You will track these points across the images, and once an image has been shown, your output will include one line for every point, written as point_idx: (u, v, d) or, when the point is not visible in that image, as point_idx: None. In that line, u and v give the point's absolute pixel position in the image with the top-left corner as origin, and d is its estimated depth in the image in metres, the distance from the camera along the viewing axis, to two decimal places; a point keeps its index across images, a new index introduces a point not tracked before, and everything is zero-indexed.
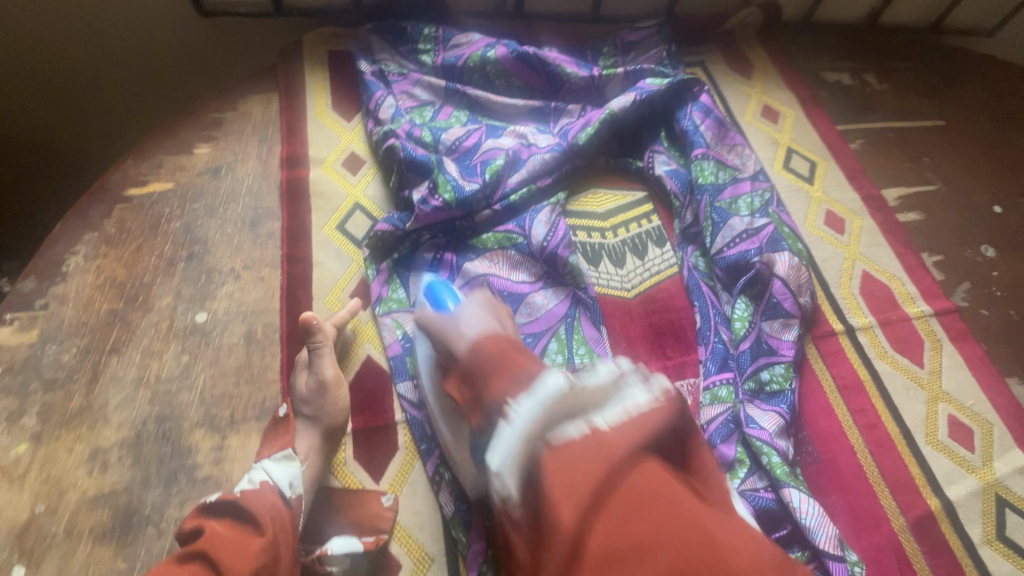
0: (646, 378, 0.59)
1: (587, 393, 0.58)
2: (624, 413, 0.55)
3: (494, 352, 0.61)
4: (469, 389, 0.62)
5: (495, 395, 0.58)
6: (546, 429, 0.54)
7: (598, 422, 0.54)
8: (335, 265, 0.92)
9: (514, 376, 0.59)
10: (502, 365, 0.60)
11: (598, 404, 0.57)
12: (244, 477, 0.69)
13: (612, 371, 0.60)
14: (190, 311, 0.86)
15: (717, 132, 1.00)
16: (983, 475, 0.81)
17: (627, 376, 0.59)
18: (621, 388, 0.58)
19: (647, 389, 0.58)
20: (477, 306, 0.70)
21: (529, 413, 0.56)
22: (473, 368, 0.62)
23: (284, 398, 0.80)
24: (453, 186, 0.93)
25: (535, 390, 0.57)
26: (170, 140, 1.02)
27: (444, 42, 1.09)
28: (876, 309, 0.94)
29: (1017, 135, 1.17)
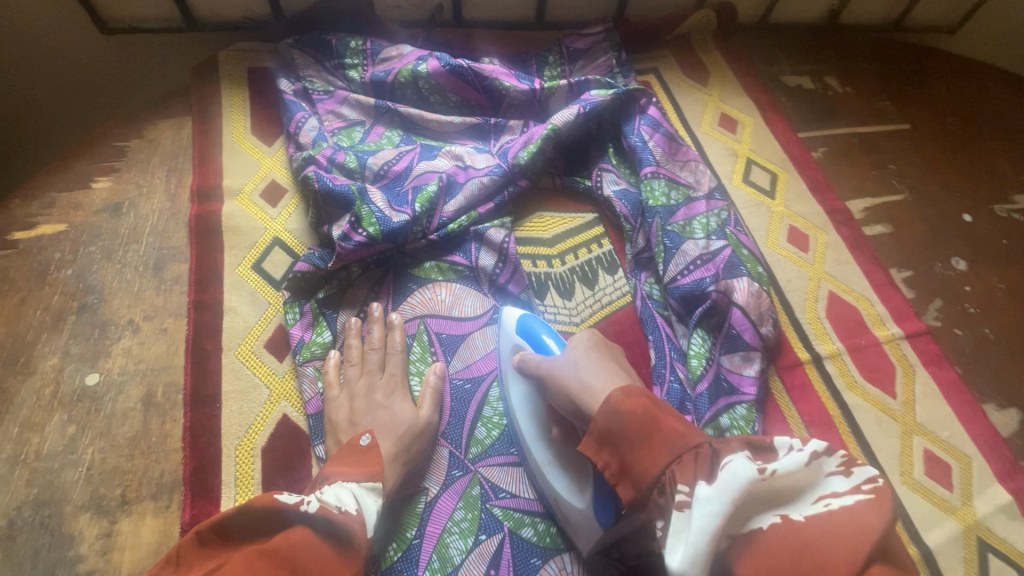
0: (844, 459, 0.44)
1: (780, 478, 0.44)
2: (824, 508, 0.43)
3: (638, 415, 0.50)
4: (614, 455, 0.51)
5: (647, 473, 0.48)
6: (732, 525, 0.43)
7: (795, 519, 0.43)
8: (249, 310, 0.82)
9: (668, 447, 0.48)
10: (652, 435, 0.49)
11: (790, 494, 0.44)
12: (337, 492, 0.60)
13: (799, 449, 0.45)
14: (79, 373, 0.76)
15: (667, 148, 0.92)
16: (963, 516, 0.74)
17: (823, 458, 0.44)
18: (814, 475, 0.44)
19: (849, 477, 0.44)
20: (586, 358, 0.63)
21: (718, 512, 0.42)
22: (620, 438, 0.51)
23: (184, 470, 0.70)
24: (378, 218, 0.83)
25: (721, 479, 0.44)
26: (65, 174, 0.91)
27: (372, 55, 1.00)
28: (843, 334, 0.87)
29: (985, 137, 1.11)
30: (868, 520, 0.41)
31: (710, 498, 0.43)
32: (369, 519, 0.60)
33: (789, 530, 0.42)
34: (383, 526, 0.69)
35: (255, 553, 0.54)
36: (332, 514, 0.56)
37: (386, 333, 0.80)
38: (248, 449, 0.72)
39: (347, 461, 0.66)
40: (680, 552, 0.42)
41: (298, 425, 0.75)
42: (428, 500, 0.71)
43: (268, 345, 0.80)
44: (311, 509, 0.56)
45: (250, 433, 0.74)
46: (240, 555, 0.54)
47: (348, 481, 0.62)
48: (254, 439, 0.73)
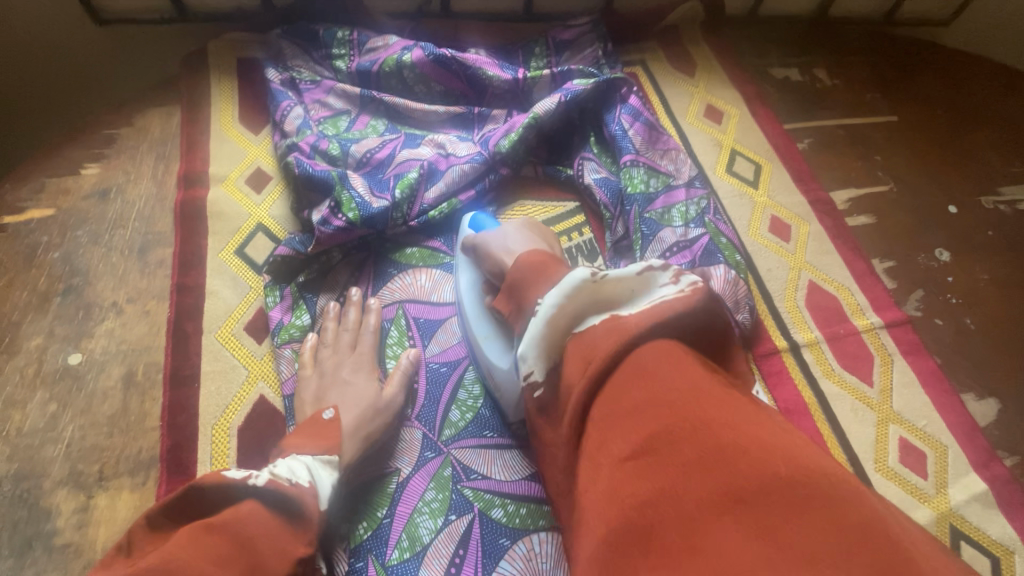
0: (675, 274, 0.53)
1: (611, 284, 0.52)
2: (649, 304, 0.50)
3: (536, 262, 0.59)
4: (514, 302, 0.59)
5: (530, 299, 0.56)
6: (574, 321, 0.53)
7: (620, 313, 0.51)
8: (230, 293, 0.83)
9: (549, 277, 0.56)
10: (542, 275, 0.57)
11: (626, 298, 0.52)
12: (289, 464, 0.60)
13: (639, 263, 0.53)
14: (63, 353, 0.77)
15: (648, 137, 0.92)
16: (937, 504, 0.74)
17: (656, 270, 0.53)
18: (647, 284, 0.53)
19: (677, 285, 0.51)
20: (518, 232, 0.75)
21: (557, 306, 0.53)
22: (517, 282, 0.59)
23: (162, 448, 0.72)
24: (358, 203, 0.83)
25: (562, 282, 0.53)
26: (54, 160, 0.93)
27: (359, 46, 1.01)
28: (822, 323, 0.87)
29: (974, 129, 1.11)
30: (677, 304, 0.49)
31: (550, 298, 0.53)
32: (322, 493, 0.61)
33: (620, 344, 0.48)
34: (341, 511, 0.69)
35: (202, 528, 0.52)
36: (283, 488, 0.57)
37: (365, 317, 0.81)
38: (224, 428, 0.74)
39: (304, 436, 0.65)
40: (527, 339, 0.53)
41: (274, 406, 0.76)
42: (400, 480, 0.72)
43: (248, 328, 0.81)
44: (257, 484, 0.56)
45: (227, 413, 0.75)
46: (184, 532, 0.52)
47: (303, 453, 0.63)
48: (230, 419, 0.74)
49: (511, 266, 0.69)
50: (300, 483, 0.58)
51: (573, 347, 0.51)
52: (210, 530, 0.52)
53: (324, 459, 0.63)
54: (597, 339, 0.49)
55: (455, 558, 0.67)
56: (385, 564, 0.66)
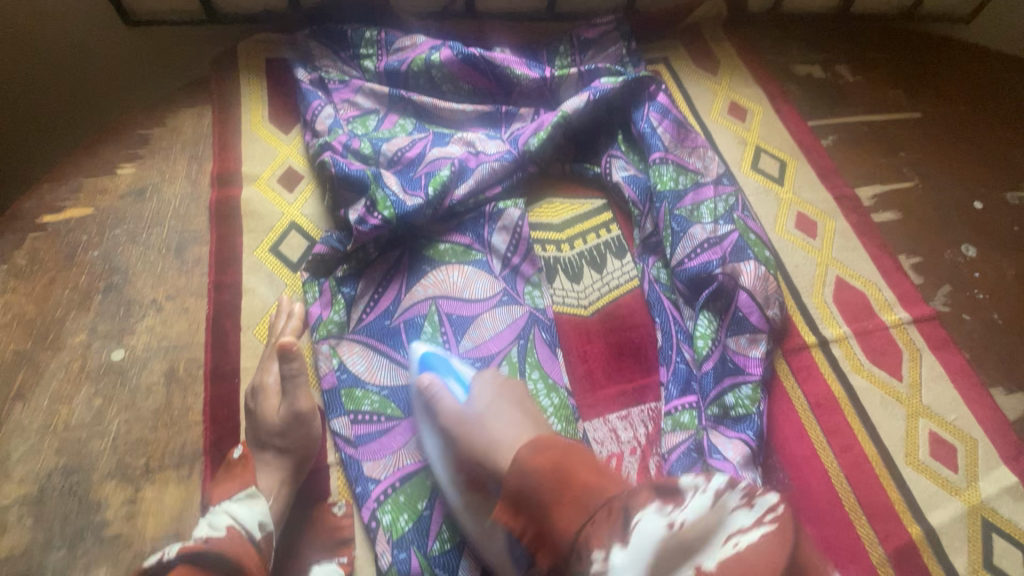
0: (746, 494, 0.53)
1: (688, 529, 0.52)
2: (732, 551, 0.50)
3: (548, 470, 0.56)
4: (529, 518, 0.56)
5: (563, 531, 0.54)
6: (653, 572, 0.50)
7: (705, 566, 0.50)
8: (267, 291, 0.85)
9: (580, 504, 0.55)
10: (562, 487, 0.55)
11: (702, 542, 0.51)
12: (210, 518, 0.63)
13: (706, 492, 0.54)
14: (106, 349, 0.79)
15: (676, 134, 0.92)
16: (968, 496, 0.75)
17: (726, 494, 0.53)
18: (721, 514, 0.53)
19: (751, 511, 0.52)
20: (497, 402, 0.68)
21: (631, 575, 0.50)
22: (534, 502, 0.56)
23: (205, 441, 0.73)
24: (393, 201, 0.85)
25: (633, 541, 0.51)
26: (91, 160, 0.94)
27: (387, 45, 1.02)
28: (851, 318, 0.87)
29: (998, 127, 1.11)
30: (754, 558, 0.49)
31: (625, 560, 0.50)
32: (247, 526, 0.63)
33: None
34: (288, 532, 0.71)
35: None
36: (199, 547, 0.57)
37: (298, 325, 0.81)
38: None
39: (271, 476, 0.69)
40: None
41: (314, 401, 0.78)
42: None
43: None
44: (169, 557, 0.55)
45: None
46: None
47: (221, 501, 0.66)
48: None
49: (502, 461, 0.62)
50: (213, 535, 0.61)
51: None
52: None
53: (241, 494, 0.66)
54: None
55: None
56: (428, 555, 0.68)
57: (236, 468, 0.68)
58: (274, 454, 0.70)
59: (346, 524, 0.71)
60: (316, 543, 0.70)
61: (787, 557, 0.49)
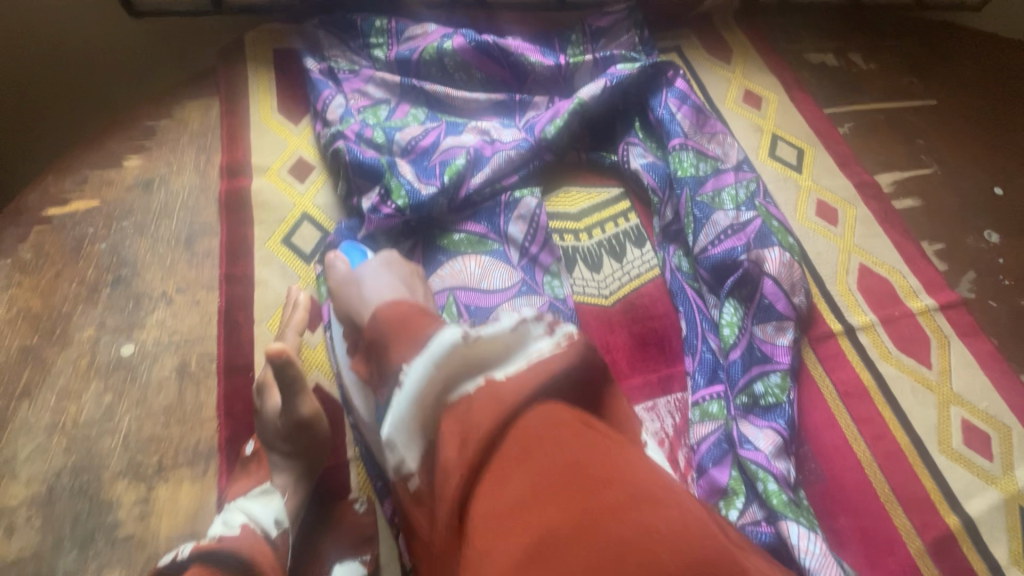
0: (549, 324, 0.53)
1: (483, 343, 0.50)
2: (524, 364, 0.48)
3: (394, 320, 0.54)
4: (376, 363, 0.55)
5: (392, 361, 0.51)
6: (443, 391, 0.48)
7: (496, 376, 0.47)
8: (280, 283, 0.82)
9: (413, 337, 0.51)
10: (403, 329, 0.52)
11: (498, 357, 0.49)
12: (223, 519, 0.60)
13: (513, 317, 0.52)
14: (115, 343, 0.76)
15: (695, 120, 0.91)
16: (1004, 485, 0.73)
17: (529, 322, 0.52)
18: (521, 338, 0.51)
19: (552, 337, 0.51)
20: (381, 270, 0.65)
21: (422, 374, 0.49)
22: (376, 342, 0.55)
23: (220, 437, 0.71)
24: (408, 190, 0.83)
25: (430, 348, 0.50)
26: (96, 153, 0.92)
27: (398, 34, 1.01)
28: (876, 306, 0.86)
29: (1015, 114, 1.09)
30: (551, 365, 0.48)
31: (415, 367, 0.49)
32: (264, 523, 0.61)
33: (486, 388, 0.47)
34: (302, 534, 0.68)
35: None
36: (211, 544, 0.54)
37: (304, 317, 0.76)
38: None
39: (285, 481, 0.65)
40: (390, 421, 0.49)
41: (332, 396, 0.75)
42: None
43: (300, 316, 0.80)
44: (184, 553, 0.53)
45: None
46: None
47: (235, 500, 0.63)
48: None
49: (365, 317, 0.60)
50: (229, 533, 0.57)
51: (452, 427, 0.46)
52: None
53: (257, 491, 0.64)
54: (481, 415, 0.45)
55: None
56: None
57: (251, 466, 0.67)
58: (282, 458, 0.66)
59: (366, 522, 0.69)
60: (336, 542, 0.68)
61: (579, 371, 0.49)
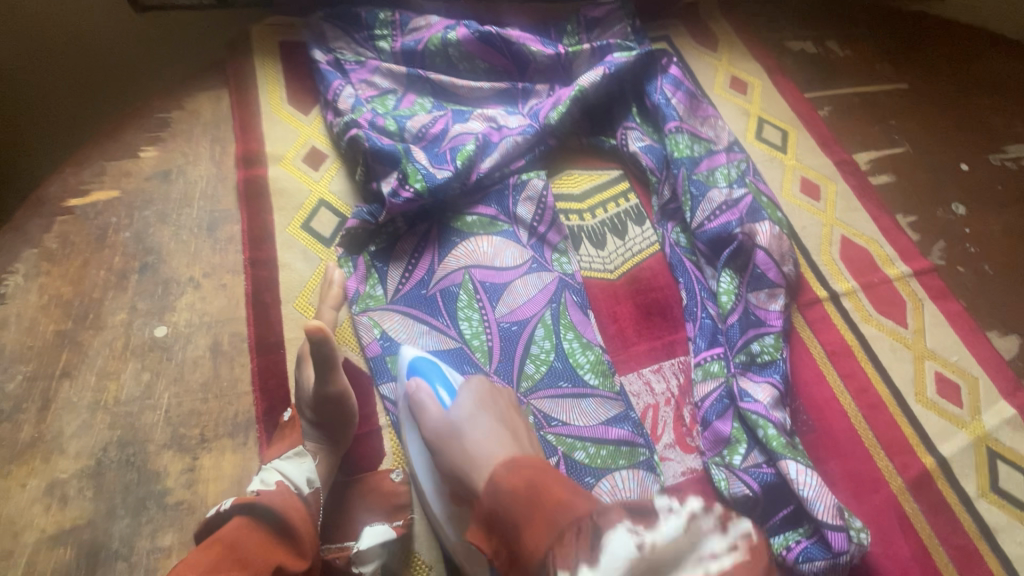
0: (720, 516, 0.43)
1: (659, 557, 0.41)
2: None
3: (520, 491, 0.49)
4: (501, 542, 0.49)
5: (531, 553, 0.46)
6: None
7: None
8: (303, 265, 0.86)
9: (551, 523, 0.46)
10: (535, 509, 0.47)
11: (674, 567, 0.41)
12: (260, 476, 0.65)
13: (679, 516, 0.43)
14: (148, 326, 0.80)
15: (689, 105, 0.97)
16: (973, 428, 0.81)
17: (700, 516, 0.43)
18: (694, 537, 0.42)
19: (727, 536, 0.42)
20: (478, 413, 0.60)
21: None
22: (502, 517, 0.49)
23: (256, 409, 0.75)
24: (423, 174, 0.87)
25: (599, 562, 0.41)
26: (112, 144, 0.94)
27: (402, 26, 1.04)
28: (857, 273, 0.93)
29: (977, 97, 1.18)
30: None
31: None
32: (297, 483, 0.66)
33: None
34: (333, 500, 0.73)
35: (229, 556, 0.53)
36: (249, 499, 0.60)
37: (339, 292, 0.82)
38: None
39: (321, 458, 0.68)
40: None
41: (361, 368, 0.81)
42: None
43: None
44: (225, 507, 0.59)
45: None
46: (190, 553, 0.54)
47: (271, 460, 0.68)
48: None
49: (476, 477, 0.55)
50: (265, 488, 0.63)
51: None
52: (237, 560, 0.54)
53: (291, 453, 0.68)
54: None
55: None
56: None
57: (285, 431, 0.71)
58: (310, 426, 0.71)
59: (402, 490, 0.74)
60: (372, 503, 0.73)
61: None
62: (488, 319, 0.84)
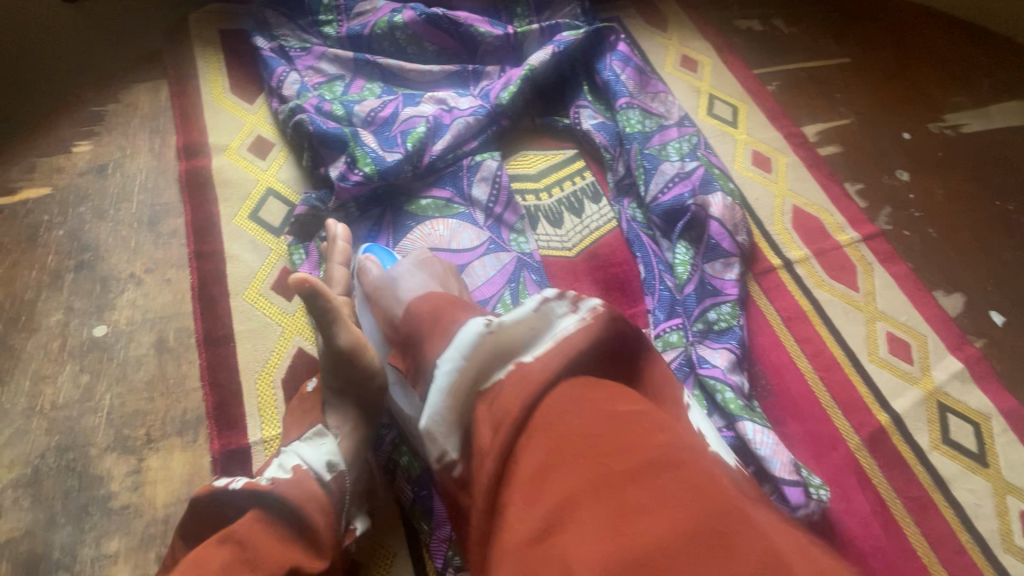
0: (572, 301, 0.52)
1: (508, 329, 0.51)
2: (550, 343, 0.49)
3: (426, 310, 0.58)
4: (409, 358, 0.59)
5: (428, 356, 0.54)
6: (476, 383, 0.49)
7: (524, 360, 0.48)
8: (252, 256, 0.83)
9: (443, 331, 0.54)
10: (436, 323, 0.55)
11: (524, 342, 0.50)
12: (278, 462, 0.59)
13: (535, 299, 0.53)
14: (86, 326, 0.76)
15: (638, 81, 0.97)
16: (924, 384, 0.84)
17: (552, 302, 0.52)
18: (547, 319, 0.51)
19: (576, 314, 0.51)
20: (414, 269, 0.69)
21: (451, 366, 0.50)
22: (411, 337, 0.58)
23: (206, 405, 0.72)
24: (373, 157, 0.85)
25: (456, 341, 0.51)
26: (42, 140, 0.90)
27: (347, 10, 1.01)
28: (809, 241, 0.95)
29: (918, 70, 1.22)
30: (569, 346, 0.48)
31: (447, 359, 0.50)
32: (318, 466, 0.59)
33: (513, 373, 0.47)
34: None
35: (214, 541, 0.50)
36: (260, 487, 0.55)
37: (346, 246, 0.78)
38: (267, 382, 0.74)
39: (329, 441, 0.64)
40: (428, 412, 0.51)
41: (316, 357, 0.77)
42: None
43: (275, 287, 0.81)
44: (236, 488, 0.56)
45: (268, 368, 0.75)
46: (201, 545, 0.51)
47: (291, 443, 0.62)
48: (272, 373, 0.74)
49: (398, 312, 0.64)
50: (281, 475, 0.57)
51: (496, 436, 0.44)
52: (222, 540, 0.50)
53: (310, 434, 0.62)
54: (516, 426, 0.44)
55: None
56: None
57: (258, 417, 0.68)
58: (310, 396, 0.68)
59: None
60: None
61: (597, 348, 0.49)
62: None
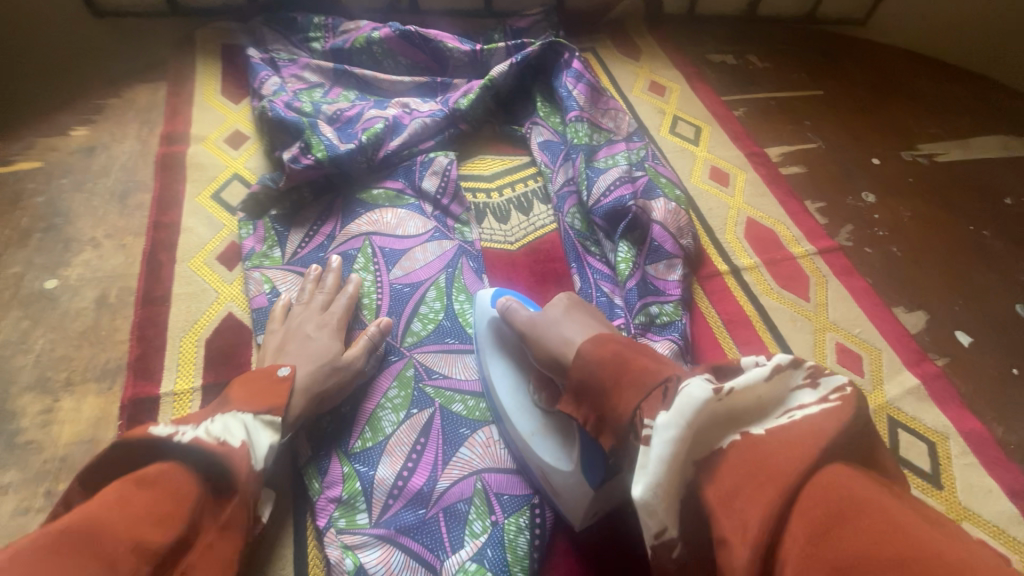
0: (810, 371, 0.44)
1: (740, 396, 0.42)
2: (788, 420, 0.42)
3: (608, 358, 0.48)
4: (591, 406, 0.49)
5: (625, 412, 0.45)
6: (696, 449, 0.41)
7: (756, 433, 0.41)
8: (205, 230, 0.88)
9: (638, 383, 0.45)
10: (624, 372, 0.47)
11: (754, 410, 0.43)
12: (225, 424, 0.55)
13: (762, 364, 0.44)
14: (40, 278, 0.81)
15: (590, 97, 1.01)
16: (874, 397, 0.78)
17: (789, 370, 0.44)
18: (781, 390, 0.43)
19: (816, 389, 0.43)
20: (570, 307, 0.61)
21: (675, 434, 0.41)
22: (592, 385, 0.48)
23: (128, 357, 0.74)
24: (327, 145, 0.90)
25: (679, 403, 0.41)
26: (45, 124, 1.00)
27: (334, 29, 1.12)
28: (761, 251, 0.93)
29: (891, 104, 1.22)
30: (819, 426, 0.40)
31: (668, 423, 0.41)
32: (256, 450, 0.56)
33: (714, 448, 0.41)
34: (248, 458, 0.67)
35: (132, 483, 0.46)
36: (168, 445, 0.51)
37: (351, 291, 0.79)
38: (191, 341, 0.76)
39: (246, 393, 0.60)
40: (643, 482, 0.41)
41: (243, 322, 0.79)
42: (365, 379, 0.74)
43: (220, 257, 0.85)
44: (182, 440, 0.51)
45: (197, 326, 0.77)
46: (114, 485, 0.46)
47: (243, 411, 0.58)
48: (199, 331, 0.77)
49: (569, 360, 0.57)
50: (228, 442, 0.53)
51: (715, 489, 0.40)
52: (142, 485, 0.47)
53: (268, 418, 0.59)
54: (738, 473, 0.39)
55: (417, 446, 0.69)
56: (349, 452, 0.69)
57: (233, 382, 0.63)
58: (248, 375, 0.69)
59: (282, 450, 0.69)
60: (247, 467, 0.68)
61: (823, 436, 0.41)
62: (381, 281, 0.84)
